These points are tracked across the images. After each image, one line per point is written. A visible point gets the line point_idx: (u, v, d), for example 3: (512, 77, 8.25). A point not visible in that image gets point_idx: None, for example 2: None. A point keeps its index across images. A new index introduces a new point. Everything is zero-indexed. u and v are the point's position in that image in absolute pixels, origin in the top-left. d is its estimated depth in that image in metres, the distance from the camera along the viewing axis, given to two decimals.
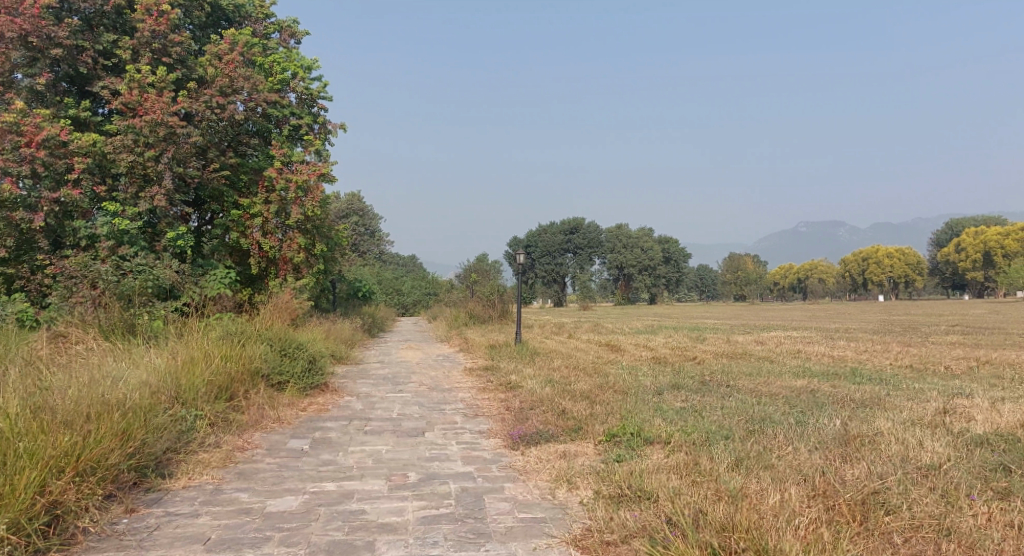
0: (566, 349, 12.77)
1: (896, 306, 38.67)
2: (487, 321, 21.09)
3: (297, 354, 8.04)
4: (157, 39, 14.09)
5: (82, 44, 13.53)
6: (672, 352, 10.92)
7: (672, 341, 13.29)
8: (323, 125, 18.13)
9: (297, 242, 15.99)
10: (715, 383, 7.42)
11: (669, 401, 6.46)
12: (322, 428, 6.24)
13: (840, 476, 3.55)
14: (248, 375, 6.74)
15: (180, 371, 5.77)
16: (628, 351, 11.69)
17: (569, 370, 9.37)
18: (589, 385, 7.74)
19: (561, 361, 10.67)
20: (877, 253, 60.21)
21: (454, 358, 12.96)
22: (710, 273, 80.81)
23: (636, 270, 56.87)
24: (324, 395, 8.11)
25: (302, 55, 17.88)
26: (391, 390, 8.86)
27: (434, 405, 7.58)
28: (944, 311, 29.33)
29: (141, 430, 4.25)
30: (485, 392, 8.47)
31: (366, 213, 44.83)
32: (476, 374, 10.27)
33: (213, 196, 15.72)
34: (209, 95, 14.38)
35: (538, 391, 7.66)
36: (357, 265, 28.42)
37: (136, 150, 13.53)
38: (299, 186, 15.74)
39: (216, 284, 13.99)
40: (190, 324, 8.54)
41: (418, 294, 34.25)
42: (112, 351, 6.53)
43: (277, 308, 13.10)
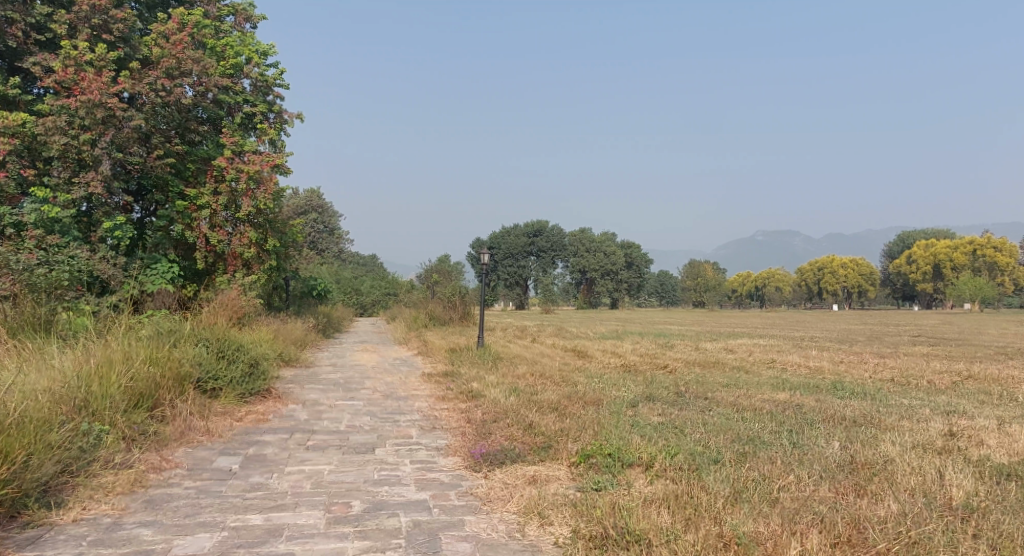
0: (530, 354, 12.19)
1: (848, 316, 39.20)
2: (448, 323, 20.42)
3: (237, 356, 7.31)
4: (97, 15, 13.17)
5: (11, 16, 12.67)
6: (641, 360, 10.44)
7: (640, 347, 12.84)
8: (279, 114, 17.23)
9: (247, 237, 15.18)
10: (692, 395, 6.93)
11: (645, 416, 5.92)
12: (258, 442, 5.55)
13: (873, 523, 3.12)
14: (177, 381, 6.02)
15: (90, 376, 5.05)
16: (595, 358, 11.17)
17: (535, 378, 8.79)
18: (557, 395, 7.18)
19: (526, 367, 10.11)
20: (833, 262, 61.21)
21: (412, 362, 12.29)
22: (670, 279, 81.35)
23: (598, 275, 56.72)
24: (265, 402, 7.38)
25: (258, 40, 16.98)
26: (341, 397, 8.17)
27: (388, 415, 6.93)
28: (898, 320, 29.79)
29: (23, 451, 3.58)
30: (444, 401, 7.85)
31: (325, 210, 43.75)
32: (435, 380, 9.63)
33: (157, 184, 14.61)
34: (154, 76, 13.44)
35: (502, 402, 7.07)
36: (315, 263, 27.47)
37: (71, 132, 12.51)
38: (250, 176, 14.88)
39: (157, 279, 13.12)
40: (118, 322, 7.76)
41: (377, 293, 33.35)
42: (15, 352, 5.75)
43: (223, 306, 12.26)
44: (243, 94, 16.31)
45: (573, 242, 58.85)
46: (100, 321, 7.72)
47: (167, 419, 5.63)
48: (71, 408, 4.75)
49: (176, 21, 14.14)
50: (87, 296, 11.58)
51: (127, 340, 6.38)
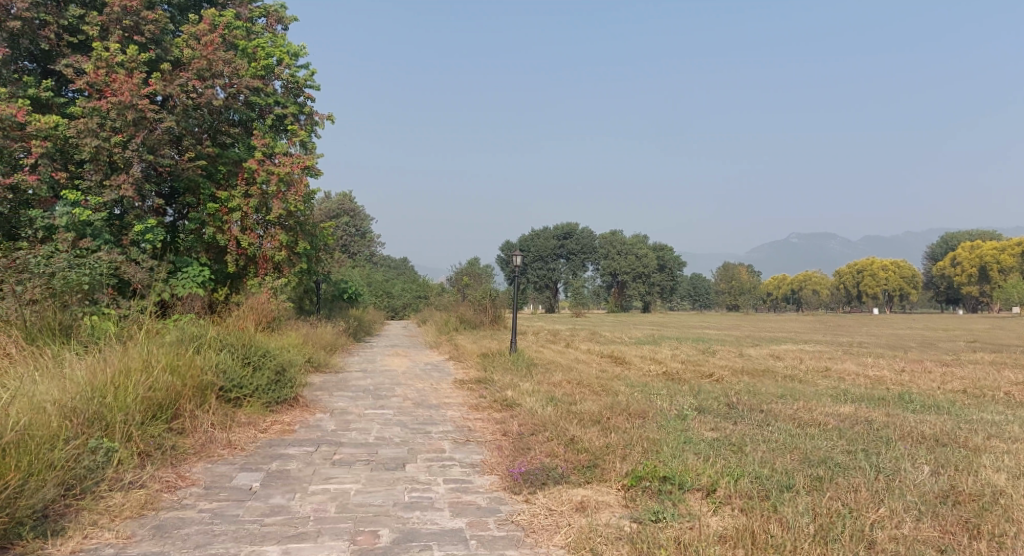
0: (566, 360, 11.72)
1: (890, 321, 37.99)
2: (479, 326, 20.06)
3: (263, 364, 6.99)
4: (129, 16, 13.09)
5: (44, 18, 12.62)
6: (684, 367, 9.92)
7: (680, 354, 12.28)
8: (309, 116, 17.01)
9: (278, 239, 14.97)
10: (745, 408, 6.42)
11: (698, 433, 5.42)
12: (281, 456, 5.19)
13: None
14: (199, 390, 5.71)
15: (104, 387, 4.77)
16: (635, 365, 10.67)
17: (573, 386, 8.33)
18: (598, 406, 6.72)
19: (563, 374, 9.65)
20: (873, 265, 59.61)
21: (443, 368, 11.89)
22: (704, 282, 80.09)
23: (630, 278, 56.09)
24: (292, 411, 7.05)
25: (289, 41, 16.81)
26: (370, 406, 7.81)
27: (419, 426, 6.53)
28: (947, 326, 28.56)
29: (18, 474, 3.35)
30: (478, 411, 7.43)
31: (357, 213, 43.75)
32: (468, 387, 9.23)
33: (188, 187, 14.50)
34: (185, 78, 13.34)
35: (540, 413, 6.63)
36: (346, 267, 27.30)
37: (102, 134, 12.43)
38: (281, 178, 14.67)
39: (189, 283, 13.00)
40: (143, 326, 7.50)
41: (408, 296, 33.09)
42: (30, 360, 5.50)
43: (253, 310, 12.05)
44: (274, 95, 16.08)
45: (605, 244, 58.17)
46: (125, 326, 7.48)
47: (187, 431, 5.31)
48: (82, 422, 4.45)
49: (207, 22, 14.04)
50: (119, 301, 11.45)
51: (148, 347, 6.10)
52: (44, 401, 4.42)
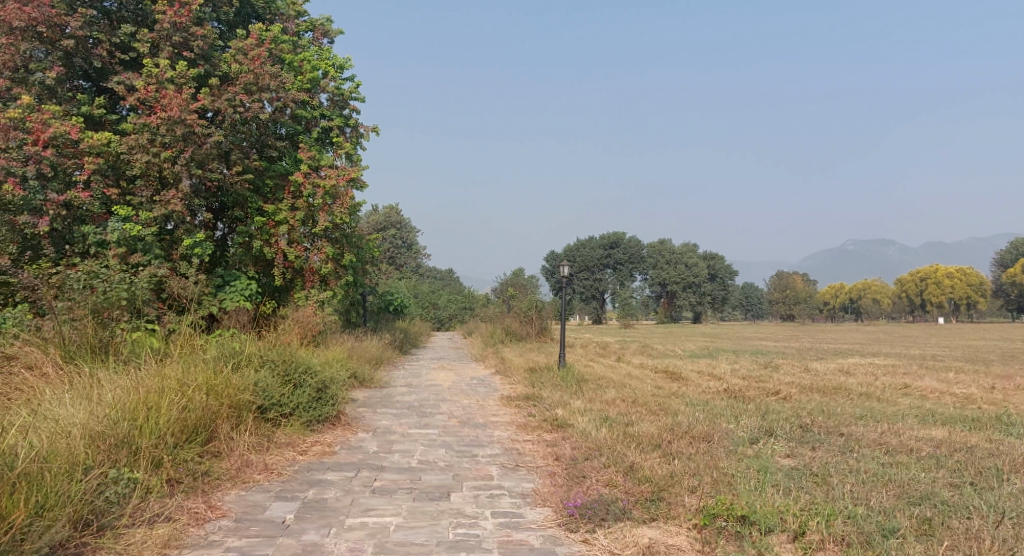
0: (618, 375, 11.21)
1: (959, 331, 36.20)
2: (525, 339, 19.64)
3: (305, 381, 6.72)
4: (178, 33, 13.18)
5: (97, 36, 12.75)
6: (747, 383, 9.31)
7: (739, 368, 11.64)
8: (355, 128, 16.91)
9: (325, 252, 14.77)
10: (820, 431, 5.86)
11: (773, 461, 4.91)
12: (320, 482, 4.87)
13: None
14: (236, 410, 5.44)
15: (136, 410, 4.52)
16: (692, 381, 10.11)
17: (628, 405, 7.85)
18: (658, 428, 6.24)
19: (616, 391, 9.15)
20: (937, 272, 57.14)
21: (489, 383, 11.50)
22: (756, 291, 78.06)
23: (680, 287, 55.04)
24: (334, 431, 6.74)
25: (334, 53, 16.78)
26: (415, 424, 7.47)
27: (466, 449, 6.16)
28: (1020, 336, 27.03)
29: (22, 514, 3.25)
30: (527, 432, 7.01)
31: (404, 225, 43.82)
32: (517, 404, 8.81)
33: (236, 201, 14.52)
34: (233, 92, 13.41)
35: (595, 435, 6.18)
36: (393, 279, 27.18)
37: (152, 150, 12.50)
38: (327, 191, 14.56)
39: (237, 297, 12.96)
40: (184, 342, 7.30)
41: (455, 308, 32.86)
42: (66, 380, 5.32)
43: (299, 325, 11.90)
44: (319, 108, 16.01)
45: (653, 253, 57.09)
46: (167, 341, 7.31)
47: (223, 455, 5.04)
48: (110, 446, 4.22)
49: (254, 36, 14.05)
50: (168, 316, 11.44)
51: (186, 365, 5.88)
52: (71, 426, 4.20)
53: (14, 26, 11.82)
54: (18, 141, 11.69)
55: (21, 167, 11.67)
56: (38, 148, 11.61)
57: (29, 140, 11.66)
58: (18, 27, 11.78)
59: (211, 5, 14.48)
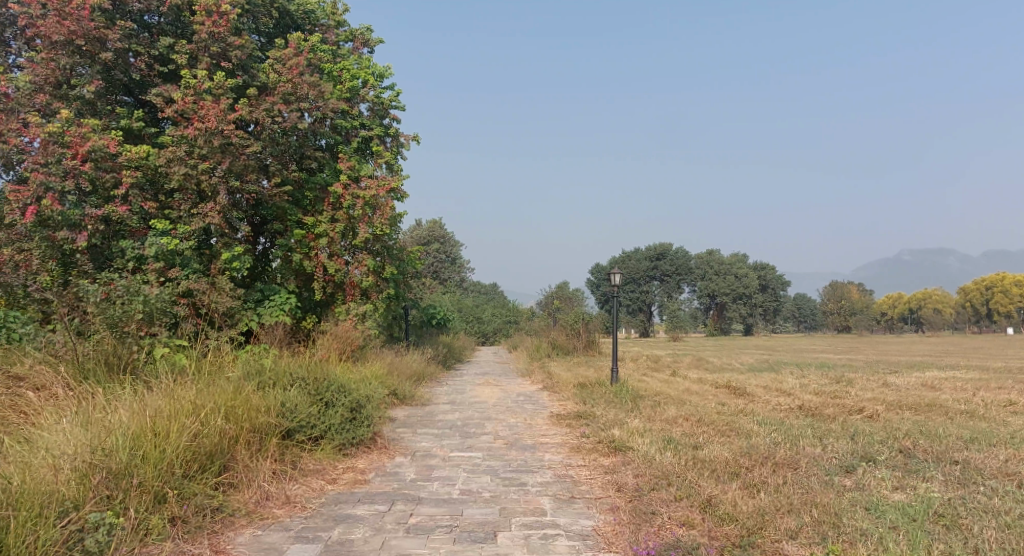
0: (676, 391, 10.41)
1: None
2: (572, 353, 18.89)
3: (337, 401, 6.14)
4: (217, 43, 12.94)
5: (136, 48, 12.54)
6: (823, 401, 8.45)
7: (809, 383, 10.73)
8: (395, 137, 16.48)
9: (366, 264, 14.29)
10: (928, 458, 5.02)
11: (881, 497, 4.16)
12: (348, 519, 4.27)
13: None
14: (256, 434, 4.92)
15: (138, 440, 4.06)
16: (760, 397, 9.27)
17: (693, 426, 7.08)
18: (733, 454, 5.49)
19: (677, 409, 8.38)
20: (1005, 280, 54.43)
21: (537, 399, 10.81)
22: (809, 302, 75.66)
23: (730, 299, 53.54)
24: (368, 455, 6.14)
25: (374, 62, 16.44)
26: (457, 447, 6.82)
27: (513, 476, 5.49)
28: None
29: None
30: (583, 456, 6.31)
31: (447, 240, 43.52)
32: (568, 423, 8.10)
33: (276, 214, 14.22)
34: (271, 102, 13.12)
35: (660, 461, 5.47)
36: (436, 293, 26.75)
37: (190, 162, 12.18)
38: (366, 202, 14.08)
39: (276, 311, 12.59)
40: (209, 359, 6.81)
41: (499, 322, 32.30)
42: (77, 401, 4.89)
43: (338, 339, 11.43)
44: (359, 118, 15.64)
45: (700, 265, 55.69)
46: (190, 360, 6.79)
47: (241, 486, 4.51)
48: (104, 479, 3.78)
49: (292, 45, 13.78)
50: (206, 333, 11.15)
51: (206, 385, 5.38)
52: (63, 460, 3.78)
53: (53, 40, 11.64)
54: (56, 156, 11.43)
55: (61, 183, 11.36)
56: (76, 162, 11.39)
57: (69, 155, 11.42)
58: (56, 41, 11.60)
59: (251, 16, 14.25)
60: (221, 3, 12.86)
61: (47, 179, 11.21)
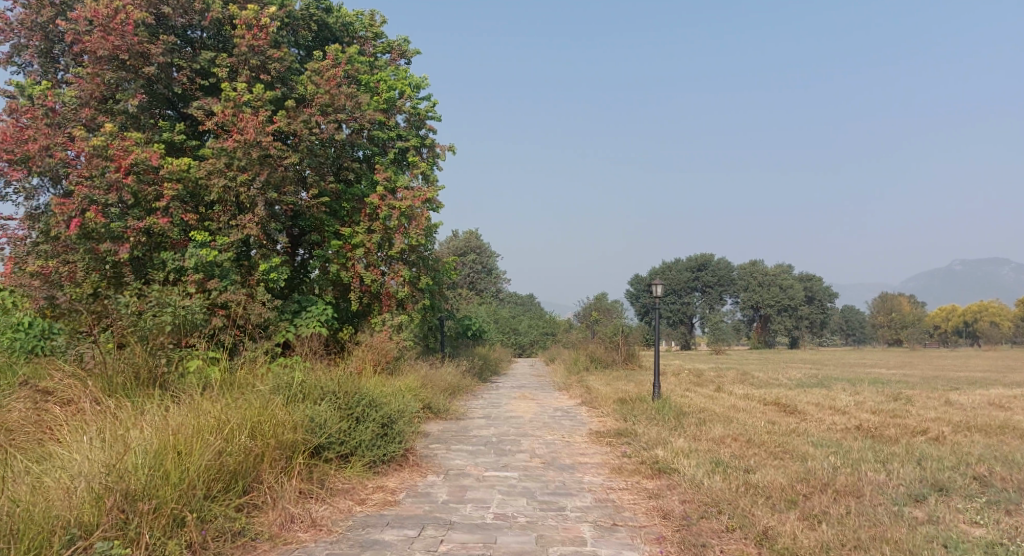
0: (721, 407, 9.98)
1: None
2: (611, 366, 18.50)
3: (367, 415, 5.94)
4: (256, 56, 12.99)
5: (178, 62, 12.64)
6: (881, 420, 7.97)
7: (863, 401, 10.21)
8: (432, 148, 16.38)
9: (402, 275, 14.17)
10: (1006, 488, 4.62)
11: (958, 535, 3.81)
12: (376, 545, 4.04)
13: None
14: (284, 452, 4.72)
15: (159, 458, 3.89)
16: (812, 416, 8.80)
17: (742, 447, 6.69)
18: (787, 479, 5.13)
19: (723, 428, 7.98)
20: None
21: (574, 414, 10.48)
22: (856, 315, 73.59)
23: (774, 311, 52.30)
24: (400, 474, 5.91)
25: (412, 73, 16.39)
26: (492, 465, 6.55)
27: (551, 499, 5.19)
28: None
29: None
30: (624, 477, 5.98)
31: (485, 251, 43.41)
32: (608, 441, 7.77)
33: (314, 225, 14.21)
34: (309, 114, 13.12)
35: (709, 486, 5.13)
36: (473, 305, 26.58)
37: (229, 174, 12.21)
38: (403, 213, 13.96)
39: (313, 323, 12.50)
40: (238, 373, 6.68)
41: (536, 334, 31.99)
42: (104, 414, 4.77)
43: (374, 352, 11.29)
44: (396, 129, 15.58)
45: (742, 276, 54.58)
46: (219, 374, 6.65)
47: (266, 507, 4.32)
48: (120, 502, 3.61)
49: (330, 57, 13.79)
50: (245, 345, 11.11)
51: (234, 400, 5.22)
52: (80, 480, 3.63)
53: (98, 55, 11.78)
54: (100, 169, 11.53)
55: (105, 196, 11.49)
56: (118, 175, 11.48)
57: (112, 167, 11.56)
58: (101, 56, 11.74)
59: (290, 29, 14.30)
60: (261, 16, 12.92)
61: (91, 192, 11.30)
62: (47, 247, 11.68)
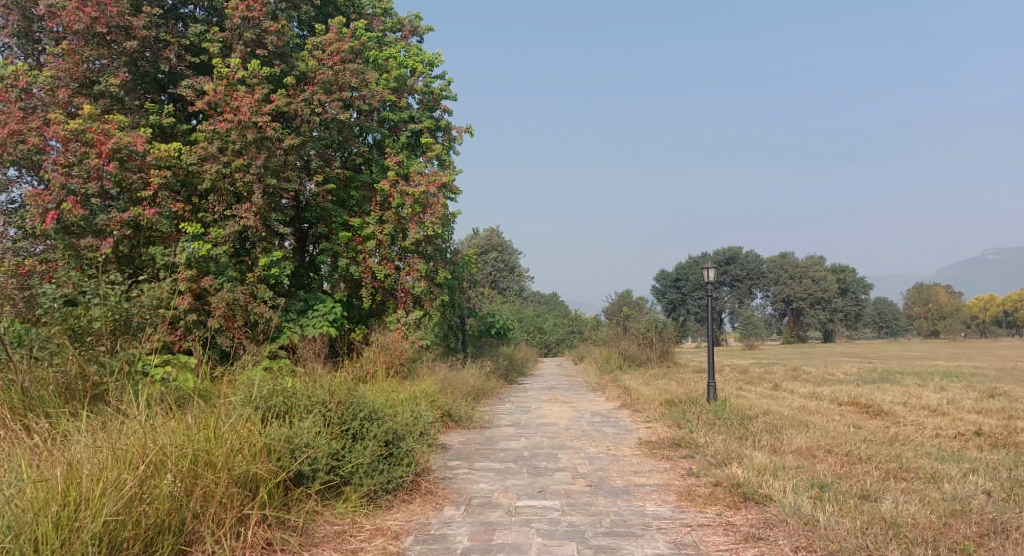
0: (789, 410, 8.52)
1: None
2: (646, 363, 17.03)
3: (367, 432, 4.73)
4: (251, 29, 11.69)
5: (163, 37, 11.29)
6: (999, 426, 6.52)
7: (956, 400, 8.71)
8: (448, 130, 15.02)
9: (419, 270, 12.76)
10: None
11: None
12: None
13: None
14: (237, 491, 3.71)
15: (38, 518, 3.07)
16: (905, 420, 7.33)
17: (844, 463, 5.27)
18: (940, 516, 3.80)
19: (805, 436, 6.56)
20: None
21: (615, 421, 9.05)
22: (890, 307, 71.12)
23: (807, 304, 50.26)
24: (407, 508, 4.60)
25: (423, 50, 15.04)
26: (527, 492, 5.18)
27: (612, 545, 3.84)
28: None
29: None
30: (701, 508, 4.60)
31: (507, 249, 42.09)
32: (665, 456, 6.37)
33: (320, 216, 12.95)
34: (310, 92, 11.83)
35: (832, 525, 3.79)
36: (496, 304, 25.21)
37: (222, 159, 10.92)
38: (417, 200, 12.59)
39: (320, 322, 11.20)
40: (211, 392, 5.37)
41: (562, 332, 30.59)
42: (32, 435, 3.93)
43: (385, 353, 10.01)
44: (408, 111, 14.22)
45: (773, 269, 52.87)
46: (180, 390, 5.36)
47: None
48: None
49: (333, 30, 12.50)
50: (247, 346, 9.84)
51: (198, 415, 4.22)
52: None
53: (73, 30, 10.50)
54: (79, 156, 10.21)
55: (83, 185, 10.16)
56: (99, 162, 10.17)
57: (92, 154, 10.15)
58: (76, 30, 10.43)
59: (290, 3, 13.00)
60: None
61: (69, 181, 10.03)
62: (23, 245, 10.43)
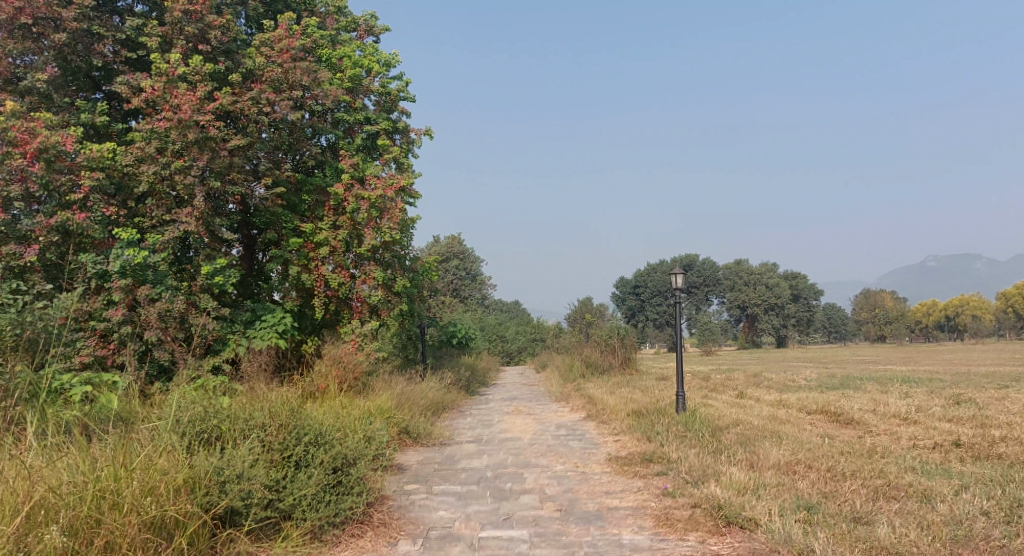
0: (761, 420, 8.25)
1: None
2: (608, 371, 16.72)
3: (312, 459, 4.37)
4: (193, 23, 10.98)
5: (96, 29, 10.41)
6: (978, 436, 6.32)
7: (925, 407, 8.56)
8: (406, 133, 14.51)
9: (375, 277, 12.16)
10: None
11: None
12: None
13: None
14: (148, 534, 3.43)
15: None
16: (880, 430, 7.10)
17: (829, 480, 4.96)
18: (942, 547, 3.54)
19: (783, 449, 6.25)
20: None
21: (582, 434, 8.65)
22: (840, 313, 72.77)
23: (762, 310, 50.93)
24: (356, 544, 4.16)
25: (379, 49, 14.51)
26: (491, 520, 4.74)
27: None
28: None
29: None
30: (681, 536, 4.23)
31: (467, 256, 41.58)
32: (638, 474, 5.98)
33: (269, 222, 12.28)
34: (257, 90, 11.18)
35: None
36: (457, 312, 24.70)
37: (161, 161, 10.16)
38: (372, 204, 12.02)
39: (269, 334, 10.46)
40: (140, 419, 4.76)
41: (524, 339, 30.24)
42: None
43: (337, 366, 9.46)
44: (363, 112, 13.67)
45: (729, 276, 53.54)
46: (91, 414, 4.85)
47: None
48: None
49: (283, 27, 11.89)
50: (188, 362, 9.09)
51: (117, 445, 3.81)
52: None
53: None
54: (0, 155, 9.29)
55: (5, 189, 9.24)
56: (23, 163, 9.27)
57: (14, 154, 9.23)
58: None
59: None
60: None
61: None
62: None
